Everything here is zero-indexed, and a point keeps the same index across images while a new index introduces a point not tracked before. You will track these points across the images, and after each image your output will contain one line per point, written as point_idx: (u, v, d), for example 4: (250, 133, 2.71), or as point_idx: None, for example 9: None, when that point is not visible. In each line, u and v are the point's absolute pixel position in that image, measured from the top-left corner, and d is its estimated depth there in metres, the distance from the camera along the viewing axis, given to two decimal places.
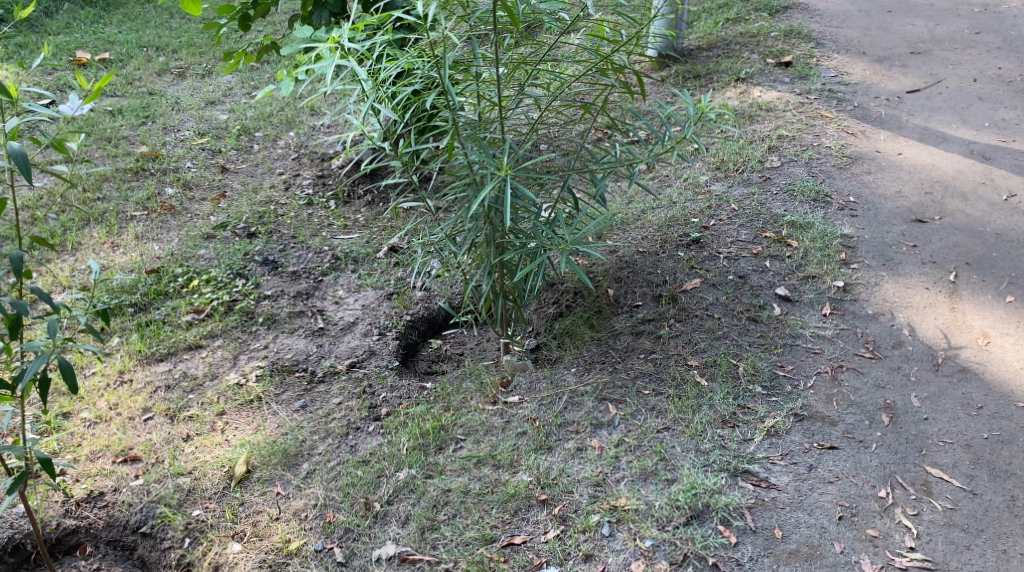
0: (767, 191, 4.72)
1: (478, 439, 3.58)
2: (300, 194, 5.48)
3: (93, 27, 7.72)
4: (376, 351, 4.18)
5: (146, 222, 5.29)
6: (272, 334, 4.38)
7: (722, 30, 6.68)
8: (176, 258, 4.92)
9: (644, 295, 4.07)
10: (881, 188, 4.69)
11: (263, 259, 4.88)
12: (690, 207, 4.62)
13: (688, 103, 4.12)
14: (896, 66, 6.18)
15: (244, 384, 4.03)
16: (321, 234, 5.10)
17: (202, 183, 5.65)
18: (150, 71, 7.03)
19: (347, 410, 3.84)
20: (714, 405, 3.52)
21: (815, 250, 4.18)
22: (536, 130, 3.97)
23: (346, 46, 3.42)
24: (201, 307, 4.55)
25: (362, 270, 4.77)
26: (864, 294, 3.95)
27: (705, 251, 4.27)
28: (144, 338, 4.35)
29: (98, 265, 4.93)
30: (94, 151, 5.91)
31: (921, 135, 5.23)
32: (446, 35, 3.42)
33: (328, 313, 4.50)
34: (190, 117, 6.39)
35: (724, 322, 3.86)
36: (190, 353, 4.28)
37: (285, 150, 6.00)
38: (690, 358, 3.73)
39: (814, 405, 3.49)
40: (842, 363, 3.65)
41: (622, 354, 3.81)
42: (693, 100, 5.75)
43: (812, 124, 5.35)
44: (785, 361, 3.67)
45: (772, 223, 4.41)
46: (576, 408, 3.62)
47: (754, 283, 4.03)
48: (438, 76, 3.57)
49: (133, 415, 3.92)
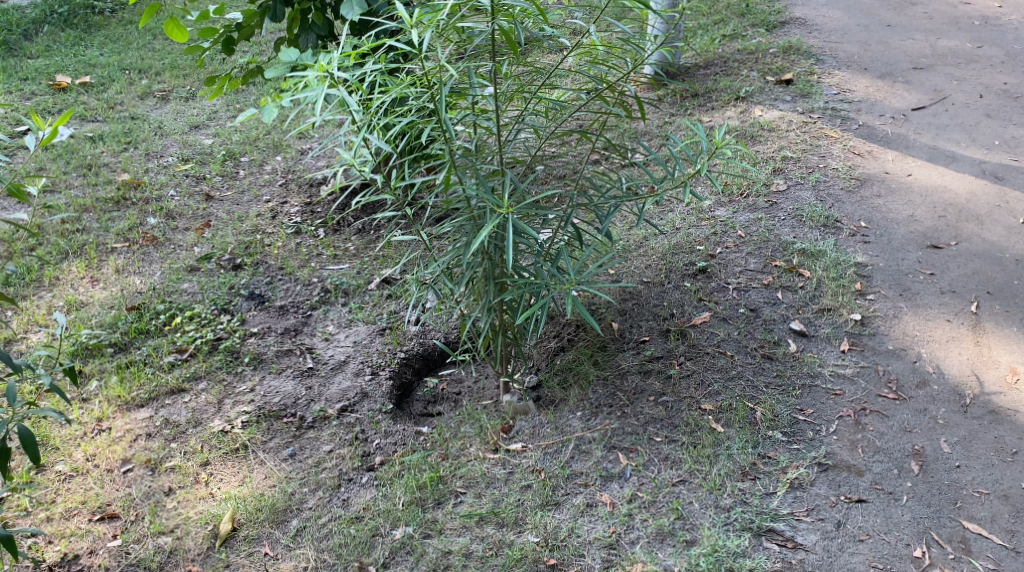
0: (774, 216, 4.53)
1: (480, 493, 3.36)
2: (287, 223, 5.26)
3: (73, 50, 7.51)
4: (369, 393, 3.96)
5: (127, 255, 5.07)
6: (259, 375, 4.15)
7: (719, 47, 6.50)
8: (158, 293, 4.70)
9: (651, 330, 3.87)
10: (892, 212, 4.51)
11: (250, 294, 4.67)
12: (695, 234, 4.43)
13: (701, 137, 3.91)
14: (899, 82, 6.01)
15: (229, 431, 3.81)
16: (309, 265, 4.88)
17: (186, 212, 5.43)
18: (132, 95, 6.82)
19: (338, 459, 3.63)
20: (732, 454, 3.32)
21: (829, 280, 3.99)
22: (536, 159, 3.76)
23: (337, 74, 3.20)
24: (184, 346, 4.33)
25: (353, 303, 4.57)
26: (883, 328, 3.75)
27: (713, 282, 4.08)
28: (124, 382, 4.12)
29: (76, 302, 4.71)
30: (74, 181, 5.69)
31: (930, 154, 5.06)
32: (442, 63, 3.23)
33: (318, 351, 4.28)
34: (173, 142, 6.18)
35: (738, 361, 3.66)
36: (172, 398, 4.05)
37: (271, 176, 5.79)
38: (703, 402, 3.52)
39: (839, 453, 3.29)
40: (865, 406, 3.45)
41: (630, 396, 3.61)
42: (693, 120, 5.57)
43: (816, 145, 5.16)
44: (804, 404, 3.47)
45: (781, 251, 4.22)
46: (584, 458, 3.42)
47: (767, 317, 3.84)
48: (434, 107, 3.38)
49: (111, 467, 3.69)
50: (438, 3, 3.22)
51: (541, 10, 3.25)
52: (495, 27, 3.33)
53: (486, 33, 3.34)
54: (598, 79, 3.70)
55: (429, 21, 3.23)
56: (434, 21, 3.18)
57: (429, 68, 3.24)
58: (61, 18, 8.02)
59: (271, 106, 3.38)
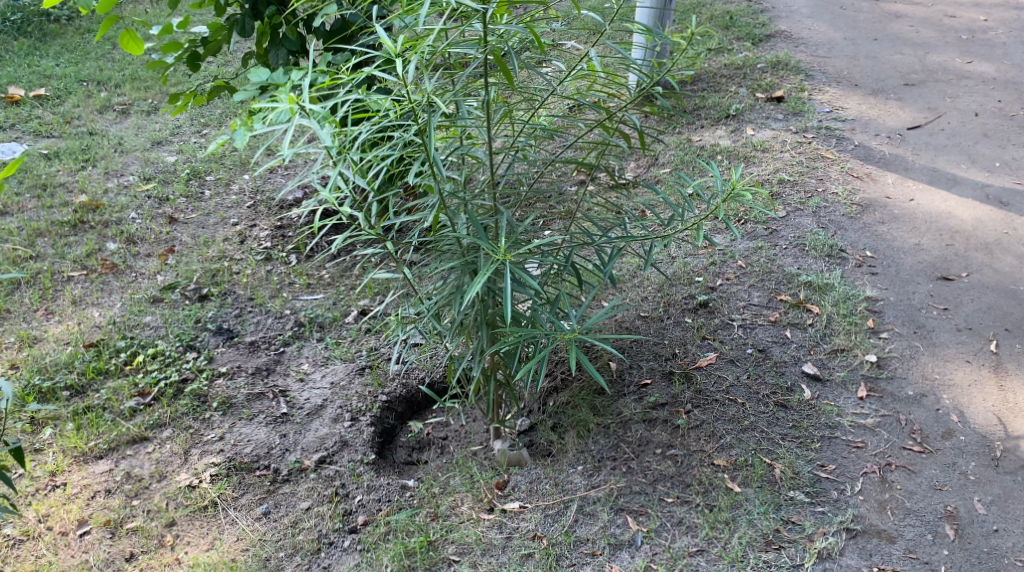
0: (775, 244, 4.28)
1: (476, 563, 3.14)
2: (257, 248, 4.94)
3: (27, 60, 7.12)
4: (349, 442, 3.69)
5: (85, 284, 4.74)
6: (228, 422, 3.85)
7: (706, 60, 6.22)
8: (119, 328, 4.38)
9: (652, 372, 3.65)
10: (897, 240, 4.30)
11: (217, 328, 4.36)
12: (692, 263, 4.18)
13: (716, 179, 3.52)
14: (892, 98, 5.79)
15: (197, 487, 3.55)
16: (281, 294, 4.58)
17: (148, 236, 5.10)
18: (91, 108, 6.47)
19: (317, 519, 3.39)
20: (754, 519, 3.11)
21: (840, 317, 3.79)
22: (528, 193, 3.53)
23: (309, 107, 2.90)
24: (147, 389, 4.01)
25: (330, 338, 4.29)
26: (901, 371, 3.57)
27: (716, 318, 3.86)
28: (81, 430, 3.82)
29: (29, 337, 4.36)
30: (27, 203, 5.34)
31: (931, 177, 4.85)
32: (431, 97, 2.96)
33: (292, 394, 3.98)
34: (134, 160, 5.84)
35: (750, 410, 3.45)
36: (134, 449, 3.76)
37: (239, 196, 5.47)
38: (716, 457, 3.31)
39: (867, 517, 3.09)
40: (890, 460, 3.25)
41: (636, 449, 3.39)
42: (682, 138, 5.32)
43: (813, 166, 4.93)
44: (825, 459, 3.26)
45: (786, 283, 4.00)
46: (589, 522, 3.20)
47: (777, 359, 3.63)
48: (421, 141, 3.11)
49: (67, 530, 3.42)
50: (424, 30, 2.94)
51: (538, 39, 2.99)
52: (487, 55, 3.07)
53: (479, 60, 3.08)
54: (598, 108, 3.49)
55: (414, 49, 2.96)
56: (420, 50, 2.90)
57: (416, 99, 2.96)
58: (14, 26, 7.63)
59: (242, 130, 3.01)
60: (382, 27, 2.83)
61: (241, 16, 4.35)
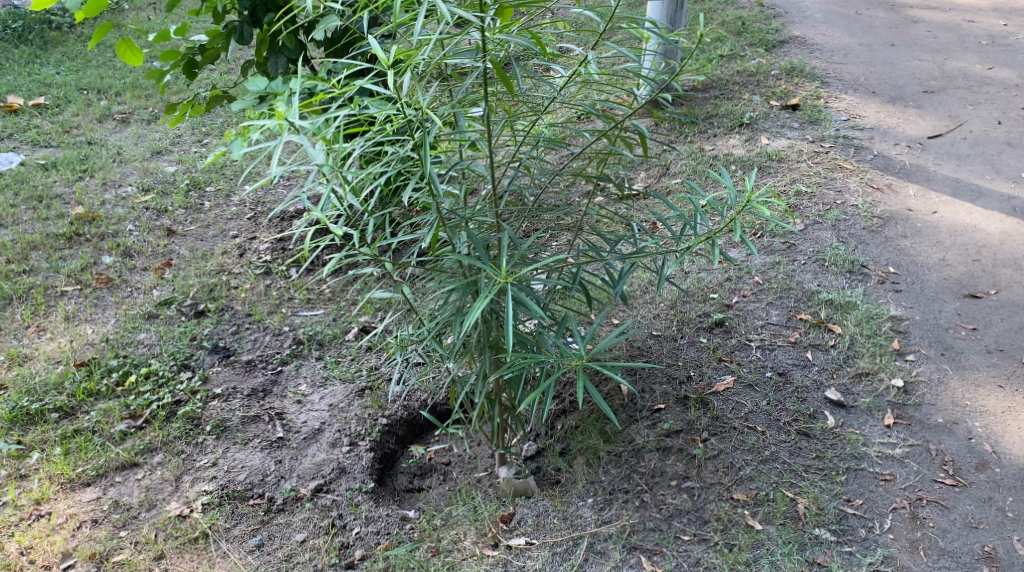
0: (794, 259, 4.09)
1: None
2: (256, 261, 4.78)
3: (27, 68, 6.99)
4: (347, 468, 3.53)
5: (78, 300, 4.58)
6: (222, 447, 3.68)
7: (718, 67, 6.02)
8: (111, 345, 4.22)
9: (666, 396, 3.48)
10: (921, 255, 4.11)
11: (213, 347, 4.20)
12: (707, 278, 4.00)
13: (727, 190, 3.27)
14: (911, 106, 5.57)
15: (188, 517, 3.39)
16: (280, 311, 4.43)
17: (145, 248, 4.94)
18: (90, 117, 6.32)
19: (312, 553, 3.24)
20: (777, 560, 2.95)
21: (863, 338, 3.62)
22: (534, 207, 3.36)
23: (298, 121, 2.80)
24: (138, 411, 3.85)
25: (329, 357, 4.13)
26: (930, 396, 3.40)
27: (733, 338, 3.69)
28: (69, 456, 3.67)
29: (19, 356, 4.19)
30: (22, 214, 5.19)
31: (954, 188, 4.66)
32: (426, 110, 2.82)
33: (289, 417, 3.82)
34: (133, 170, 5.69)
35: (770, 439, 3.28)
36: (124, 475, 3.60)
37: (239, 208, 5.32)
38: (734, 491, 3.15)
39: (898, 557, 2.93)
40: (921, 495, 3.08)
41: (649, 480, 3.23)
42: (695, 148, 5.13)
43: (831, 177, 4.74)
44: (851, 493, 3.10)
45: (806, 301, 3.82)
46: (601, 561, 3.04)
47: (799, 383, 3.46)
48: (416, 157, 2.98)
49: (50, 563, 3.26)
50: (419, 39, 2.83)
51: (539, 46, 2.85)
52: (485, 66, 2.94)
53: (478, 69, 2.96)
54: (603, 117, 3.32)
55: (409, 59, 2.84)
56: (413, 61, 2.79)
57: (411, 113, 2.84)
58: (14, 34, 7.50)
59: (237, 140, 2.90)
60: (374, 38, 2.73)
61: (239, 23, 4.23)
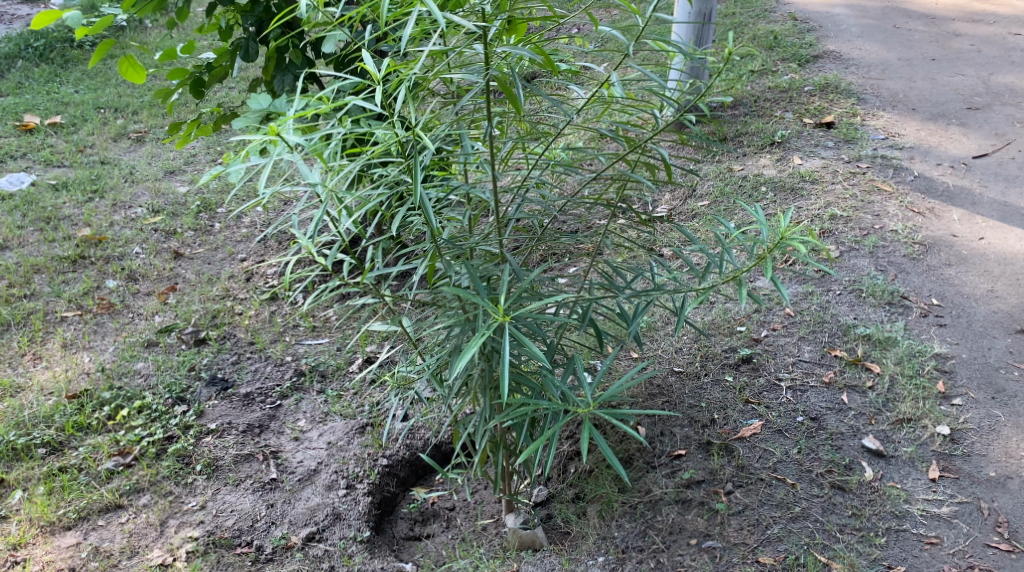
0: (828, 288, 3.78)
1: None
2: (262, 286, 4.57)
3: (47, 87, 6.88)
4: (342, 515, 3.30)
5: (77, 326, 4.38)
6: (212, 488, 3.46)
7: (749, 83, 5.74)
8: (107, 375, 4.01)
9: (687, 441, 3.22)
10: (967, 286, 3.80)
11: (211, 378, 3.98)
12: (733, 310, 3.71)
13: (761, 222, 2.93)
14: (954, 124, 5.25)
15: (171, 566, 3.16)
16: (283, 339, 4.21)
17: (150, 272, 4.75)
18: (105, 136, 6.17)
19: None
20: None
21: (904, 378, 3.32)
22: (545, 234, 3.08)
23: (291, 139, 2.56)
24: (128, 448, 3.63)
25: (331, 390, 3.89)
26: (980, 446, 3.09)
27: (761, 377, 3.40)
28: (52, 495, 3.45)
29: (11, 386, 3.98)
30: (28, 236, 5.02)
31: (1003, 213, 4.33)
32: (421, 131, 2.58)
33: (285, 455, 3.58)
34: (144, 190, 5.51)
35: (800, 492, 3.00)
36: (107, 518, 3.38)
37: (249, 231, 5.12)
38: (761, 552, 2.87)
39: None
40: (973, 562, 2.78)
41: (667, 538, 2.96)
42: (723, 168, 4.85)
43: (869, 200, 4.42)
44: (893, 558, 2.81)
45: (841, 336, 3.52)
46: None
47: (833, 430, 3.18)
48: (411, 180, 2.74)
49: None
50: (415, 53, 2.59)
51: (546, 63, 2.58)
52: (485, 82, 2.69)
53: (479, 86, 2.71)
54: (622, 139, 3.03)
55: (404, 74, 2.60)
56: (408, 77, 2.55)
57: (404, 134, 2.60)
58: (36, 52, 7.41)
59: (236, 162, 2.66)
60: (366, 52, 2.50)
61: (244, 40, 3.89)
